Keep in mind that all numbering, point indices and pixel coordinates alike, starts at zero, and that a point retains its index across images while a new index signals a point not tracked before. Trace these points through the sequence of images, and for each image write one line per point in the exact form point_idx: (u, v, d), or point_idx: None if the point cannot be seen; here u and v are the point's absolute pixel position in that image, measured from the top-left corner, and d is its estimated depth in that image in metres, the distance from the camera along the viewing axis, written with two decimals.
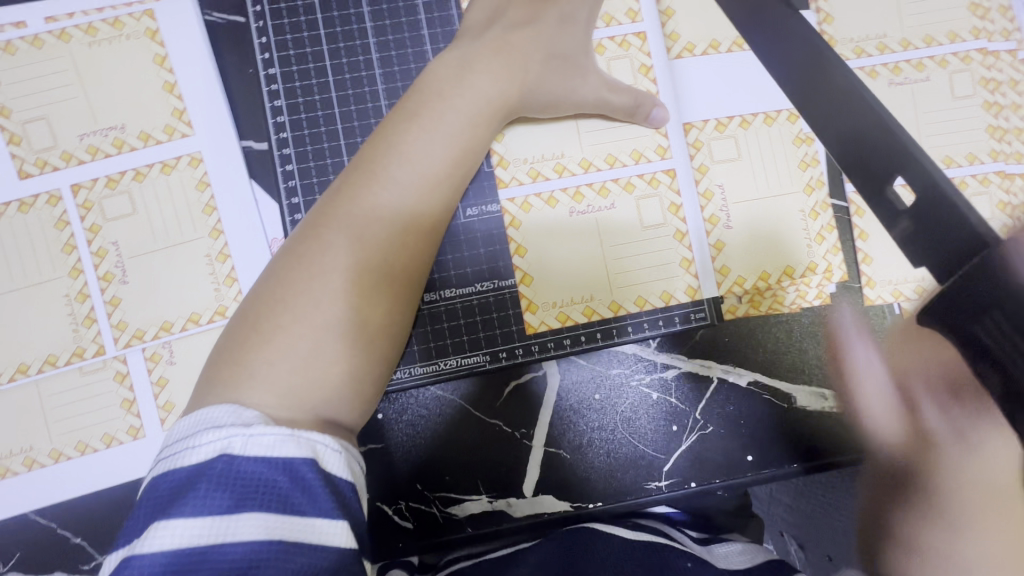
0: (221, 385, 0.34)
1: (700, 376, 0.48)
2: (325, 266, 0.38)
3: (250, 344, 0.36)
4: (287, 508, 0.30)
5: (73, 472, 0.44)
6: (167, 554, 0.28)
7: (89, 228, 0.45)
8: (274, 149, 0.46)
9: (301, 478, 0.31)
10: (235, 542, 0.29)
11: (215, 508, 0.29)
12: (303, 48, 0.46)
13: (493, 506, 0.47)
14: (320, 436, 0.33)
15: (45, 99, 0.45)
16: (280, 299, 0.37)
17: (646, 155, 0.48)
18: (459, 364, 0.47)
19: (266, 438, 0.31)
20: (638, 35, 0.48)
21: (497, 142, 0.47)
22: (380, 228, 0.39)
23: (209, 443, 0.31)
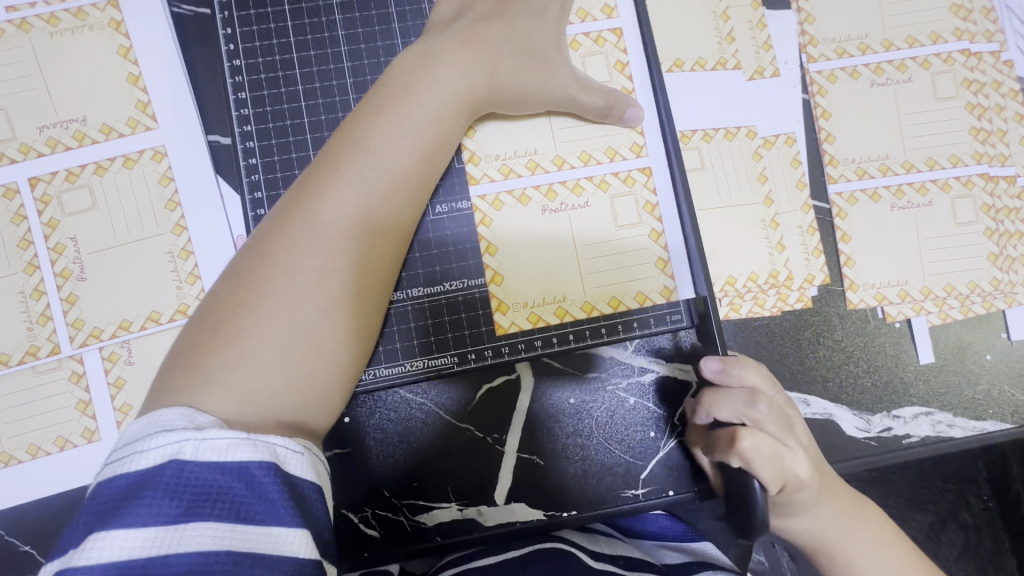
0: (172, 386, 0.33)
1: (677, 381, 0.47)
2: (283, 262, 0.36)
3: (207, 346, 0.34)
4: (241, 515, 0.29)
5: (24, 476, 0.42)
6: (108, 566, 0.26)
7: (46, 223, 0.43)
8: (237, 143, 0.44)
9: (257, 484, 0.30)
10: (181, 554, 0.27)
11: (162, 517, 0.28)
12: (270, 40, 0.45)
13: (462, 515, 0.45)
14: (281, 438, 0.32)
15: (5, 90, 0.43)
16: (240, 299, 0.35)
17: (621, 153, 0.47)
18: (428, 365, 0.45)
19: (220, 441, 0.30)
20: (614, 31, 0.47)
21: (469, 138, 0.46)
22: (341, 224, 0.38)
23: (159, 447, 0.29)
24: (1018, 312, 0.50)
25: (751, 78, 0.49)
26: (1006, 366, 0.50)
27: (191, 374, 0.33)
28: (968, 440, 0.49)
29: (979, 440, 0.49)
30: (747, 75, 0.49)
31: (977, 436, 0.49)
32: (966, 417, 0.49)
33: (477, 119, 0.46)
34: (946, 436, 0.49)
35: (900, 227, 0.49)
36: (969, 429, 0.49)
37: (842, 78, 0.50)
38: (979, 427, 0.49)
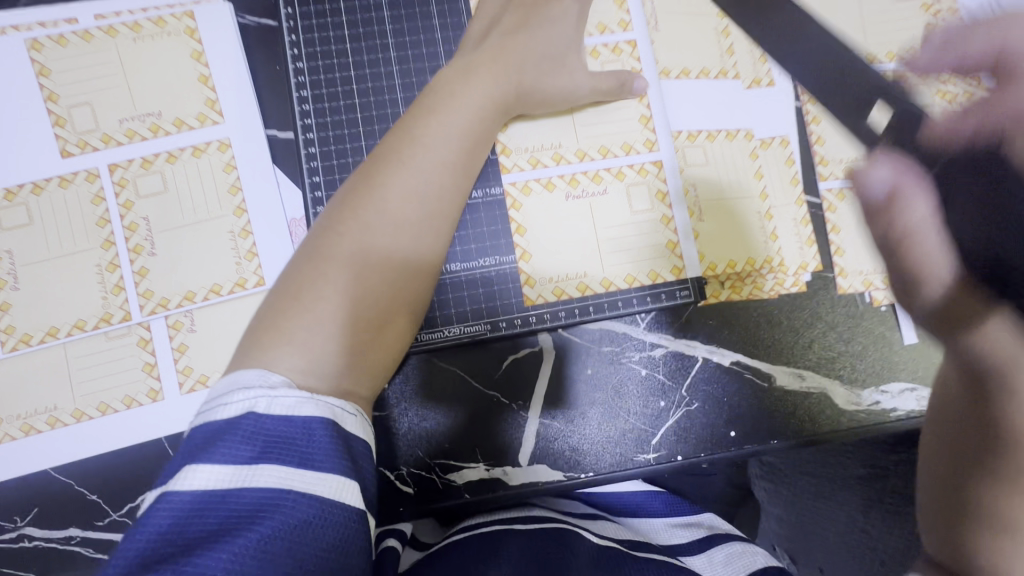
0: (255, 337, 0.38)
1: (685, 355, 0.52)
2: (351, 238, 0.42)
3: (287, 309, 0.39)
4: (303, 462, 0.32)
5: (93, 431, 0.47)
6: (191, 495, 0.30)
7: (123, 204, 0.49)
8: (299, 136, 0.50)
9: (316, 436, 0.34)
10: (251, 489, 0.31)
11: (239, 457, 0.32)
12: (329, 47, 0.51)
13: (490, 474, 0.50)
14: (338, 400, 0.37)
15: (91, 86, 0.49)
16: (314, 268, 0.41)
17: (636, 148, 0.53)
18: (463, 332, 0.51)
19: (289, 399, 0.34)
20: (629, 43, 0.54)
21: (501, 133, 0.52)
22: (400, 205, 0.43)
23: (238, 401, 0.34)
24: None
25: (748, 86, 0.55)
26: None
27: (270, 329, 0.38)
28: None
29: None
30: (745, 85, 0.55)
31: None
32: None
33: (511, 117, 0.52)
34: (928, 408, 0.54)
35: None
36: None
37: None
38: None
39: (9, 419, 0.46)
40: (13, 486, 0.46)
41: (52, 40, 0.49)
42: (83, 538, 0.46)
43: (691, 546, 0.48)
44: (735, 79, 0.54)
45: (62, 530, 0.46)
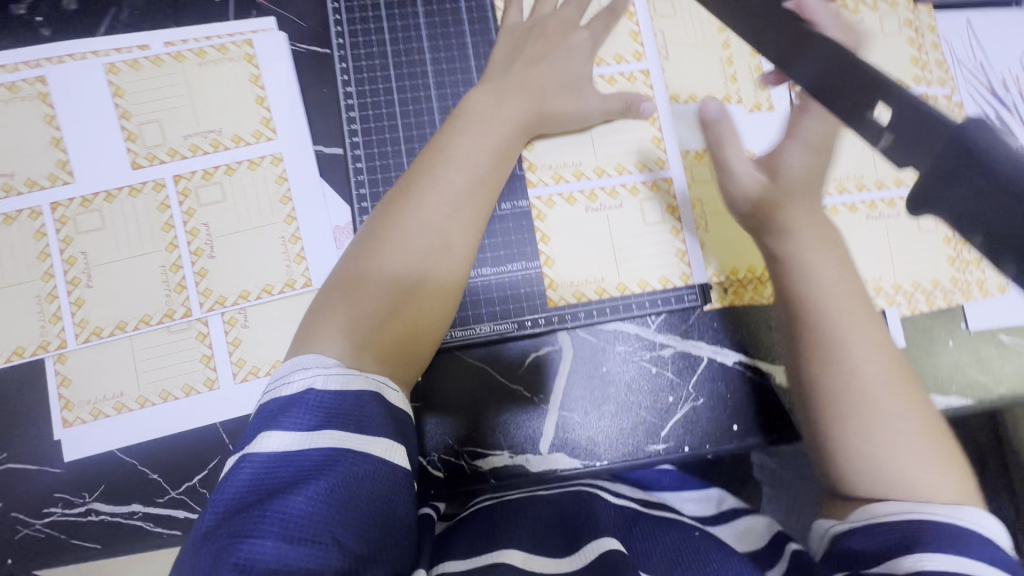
0: (314, 329, 0.44)
1: (692, 354, 0.57)
2: (397, 240, 0.47)
3: (341, 305, 0.44)
4: (357, 427, 0.37)
5: (156, 416, 0.51)
6: (268, 457, 0.35)
7: (186, 211, 0.54)
8: (348, 152, 0.56)
9: (367, 408, 0.39)
10: (317, 450, 0.36)
11: (304, 424, 0.37)
12: (374, 73, 0.56)
13: (513, 461, 0.54)
14: (381, 377, 0.42)
15: (160, 106, 0.55)
16: (362, 268, 0.46)
17: (648, 166, 0.58)
18: (492, 330, 0.56)
19: (342, 376, 0.39)
20: (643, 72, 0.59)
21: (527, 151, 0.57)
22: (440, 214, 0.48)
23: (300, 379, 0.39)
24: (974, 306, 0.60)
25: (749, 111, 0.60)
26: (965, 351, 0.60)
27: (328, 322, 0.44)
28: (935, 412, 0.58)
29: (943, 412, 0.58)
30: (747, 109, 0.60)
31: (942, 409, 0.58)
32: (934, 393, 0.59)
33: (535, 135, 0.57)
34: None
35: (873, 234, 0.60)
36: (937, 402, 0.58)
37: None
38: (945, 401, 0.59)
39: (80, 404, 0.51)
40: (83, 464, 0.50)
41: (126, 64, 0.54)
42: (144, 513, 0.50)
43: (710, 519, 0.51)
44: (738, 104, 0.60)
45: (126, 506, 0.50)
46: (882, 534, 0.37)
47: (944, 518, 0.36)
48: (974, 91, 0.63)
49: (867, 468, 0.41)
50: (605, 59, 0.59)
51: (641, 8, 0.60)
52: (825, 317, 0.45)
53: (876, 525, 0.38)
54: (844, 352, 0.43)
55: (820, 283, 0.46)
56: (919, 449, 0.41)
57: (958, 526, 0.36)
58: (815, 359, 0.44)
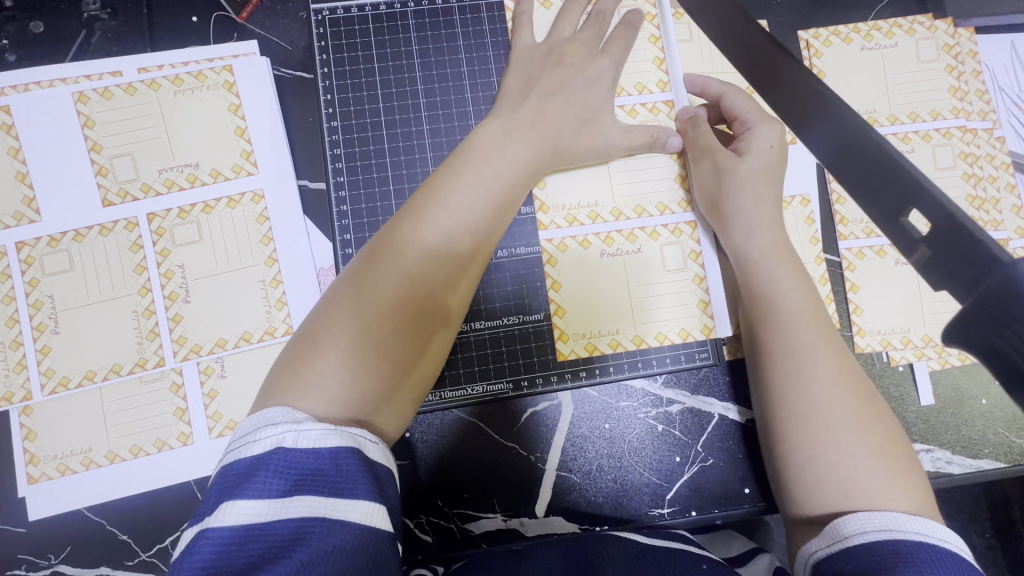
0: (281, 391, 0.38)
1: (701, 412, 0.53)
2: (380, 284, 0.42)
3: (307, 355, 0.39)
4: (334, 492, 0.32)
5: (125, 472, 0.48)
6: (230, 532, 0.30)
7: (159, 252, 0.50)
8: (332, 191, 0.51)
9: (344, 466, 0.33)
10: (287, 521, 0.30)
11: (272, 492, 0.31)
12: (363, 106, 0.52)
13: (506, 524, 0.51)
14: (361, 430, 0.36)
15: (133, 138, 0.51)
16: (334, 312, 0.41)
17: (671, 208, 0.54)
18: (485, 390, 0.52)
19: (315, 431, 0.33)
20: (667, 102, 0.55)
21: (540, 188, 0.53)
22: (420, 261, 0.43)
23: (267, 437, 0.33)
24: None
25: None
26: (1000, 411, 0.55)
27: (296, 382, 0.38)
28: (965, 476, 0.54)
29: (974, 477, 0.54)
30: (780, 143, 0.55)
31: (972, 473, 0.54)
32: (964, 455, 0.54)
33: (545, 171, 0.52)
34: (944, 470, 0.54)
35: (904, 282, 0.55)
36: (965, 465, 0.54)
37: None
38: (974, 465, 0.54)
39: (46, 459, 0.48)
40: (49, 523, 0.48)
41: (97, 93, 0.51)
42: None
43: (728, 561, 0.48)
44: None
45: (94, 568, 0.47)
46: (850, 559, 0.35)
47: (914, 536, 0.34)
48: (1018, 124, 0.58)
49: (849, 500, 0.38)
50: (626, 88, 0.54)
51: (667, 30, 0.55)
52: (787, 337, 0.44)
53: (846, 547, 0.35)
54: (803, 372, 0.42)
55: (787, 304, 0.45)
56: (903, 484, 0.38)
57: (930, 543, 0.34)
58: (775, 377, 0.43)
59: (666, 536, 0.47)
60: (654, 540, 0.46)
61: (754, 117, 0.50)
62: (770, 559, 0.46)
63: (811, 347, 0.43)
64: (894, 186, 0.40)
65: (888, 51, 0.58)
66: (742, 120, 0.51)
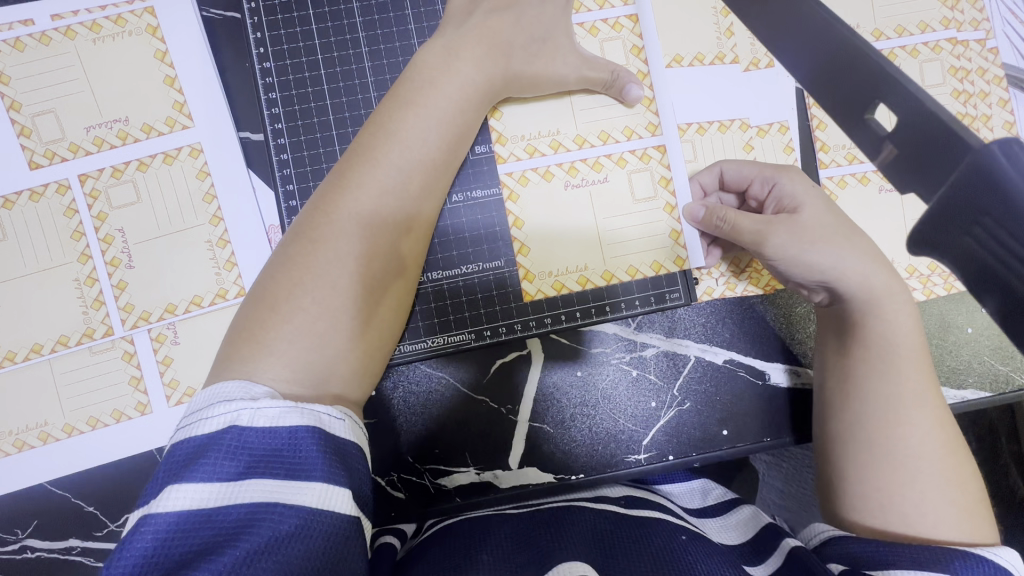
0: (229, 355, 0.36)
1: (676, 354, 0.51)
2: (321, 239, 0.39)
3: (264, 320, 0.37)
4: (291, 475, 0.30)
5: (84, 445, 0.47)
6: (174, 517, 0.28)
7: (96, 216, 0.47)
8: (270, 140, 0.48)
9: (305, 447, 0.31)
10: (240, 505, 0.29)
11: (222, 474, 0.29)
12: (297, 43, 0.48)
13: (480, 477, 0.50)
14: (324, 406, 0.33)
15: (55, 93, 0.47)
16: (288, 267, 0.39)
17: (637, 132, 0.50)
18: (447, 342, 0.49)
19: (273, 409, 0.31)
20: (630, 17, 0.50)
21: (495, 119, 0.49)
22: (376, 209, 0.41)
23: (220, 414, 0.31)
24: None
25: (745, 70, 0.52)
26: (987, 339, 0.53)
27: (244, 341, 0.36)
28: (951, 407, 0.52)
29: (957, 408, 0.52)
30: (743, 67, 0.52)
31: (954, 404, 0.52)
32: (946, 387, 0.52)
33: (501, 99, 0.49)
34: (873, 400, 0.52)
35: (887, 209, 0.52)
36: (949, 396, 0.52)
37: None
38: (959, 395, 0.53)
39: (1, 435, 0.47)
40: (13, 499, 0.47)
41: (8, 44, 0.47)
42: (83, 548, 0.47)
43: (702, 514, 0.48)
44: (733, 63, 0.52)
45: (63, 540, 0.47)
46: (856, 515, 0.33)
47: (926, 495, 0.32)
48: (1013, 33, 0.53)
49: None
50: (585, 3, 0.50)
51: None
52: (891, 385, 0.42)
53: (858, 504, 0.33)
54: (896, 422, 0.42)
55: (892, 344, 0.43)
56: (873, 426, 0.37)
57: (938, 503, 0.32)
58: (870, 426, 0.42)
59: (643, 505, 0.46)
60: (632, 510, 0.45)
61: (770, 171, 0.47)
62: (745, 514, 0.46)
63: (909, 391, 0.42)
64: (865, 85, 0.49)
65: None
66: (764, 176, 0.47)
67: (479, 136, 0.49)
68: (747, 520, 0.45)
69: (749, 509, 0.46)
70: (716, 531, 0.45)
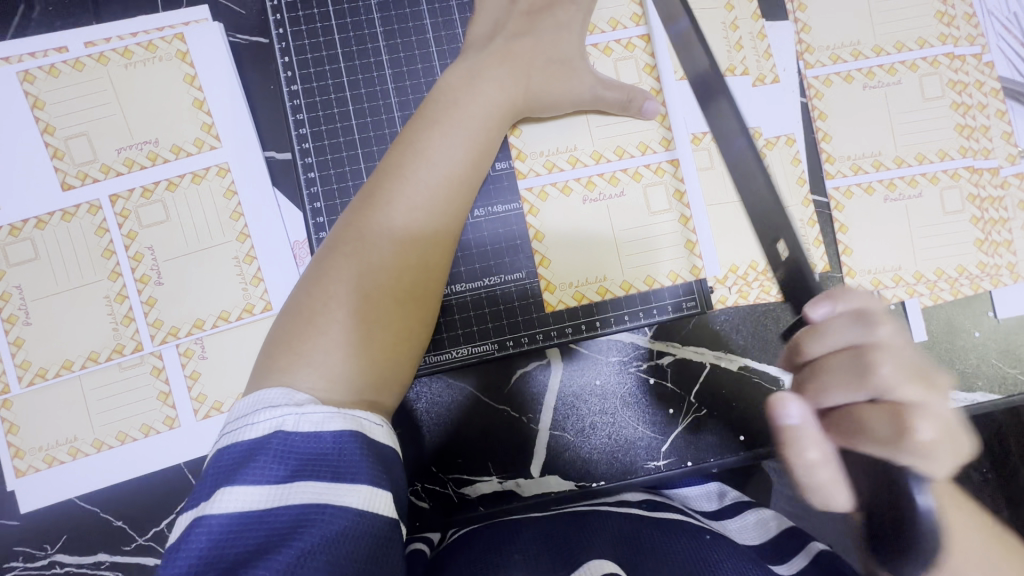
0: (267, 368, 0.37)
1: (693, 362, 0.52)
2: (356, 256, 0.41)
3: (303, 333, 0.38)
4: (337, 477, 0.31)
5: (113, 460, 0.48)
6: (227, 518, 0.29)
7: (126, 234, 0.49)
8: (298, 159, 0.49)
9: (348, 451, 0.32)
10: (290, 507, 0.30)
11: (272, 477, 0.31)
12: (323, 66, 0.50)
13: (503, 486, 0.51)
14: (363, 411, 0.35)
15: (87, 117, 0.49)
16: (322, 281, 0.40)
17: (652, 147, 0.52)
18: (470, 352, 0.50)
19: (316, 414, 0.33)
20: (642, 37, 0.52)
21: (515, 137, 0.51)
22: (409, 224, 0.42)
23: (265, 420, 0.32)
24: (1004, 293, 0.54)
25: (753, 84, 0.54)
26: (994, 342, 0.54)
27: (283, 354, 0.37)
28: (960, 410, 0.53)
29: (968, 411, 0.53)
30: (750, 82, 0.54)
31: (966, 407, 0.53)
32: (957, 390, 0.54)
33: (521, 118, 0.51)
34: None
35: (893, 217, 0.54)
36: (960, 399, 0.54)
37: (838, 82, 0.54)
38: (969, 398, 0.54)
39: (32, 451, 0.47)
40: (42, 514, 0.47)
41: (43, 70, 0.48)
42: (111, 563, 0.47)
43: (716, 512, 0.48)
44: (742, 76, 0.54)
45: (91, 555, 0.47)
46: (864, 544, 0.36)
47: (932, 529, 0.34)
48: (1008, 47, 0.56)
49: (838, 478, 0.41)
50: (599, 24, 0.52)
51: None
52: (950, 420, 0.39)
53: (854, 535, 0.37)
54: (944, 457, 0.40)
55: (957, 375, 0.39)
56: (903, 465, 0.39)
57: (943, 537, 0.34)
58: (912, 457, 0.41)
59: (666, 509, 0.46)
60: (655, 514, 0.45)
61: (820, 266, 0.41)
62: (761, 515, 0.46)
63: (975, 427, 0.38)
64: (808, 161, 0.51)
65: None
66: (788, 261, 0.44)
67: (499, 153, 0.51)
68: (759, 521, 0.46)
69: (768, 512, 0.47)
70: (736, 531, 0.45)
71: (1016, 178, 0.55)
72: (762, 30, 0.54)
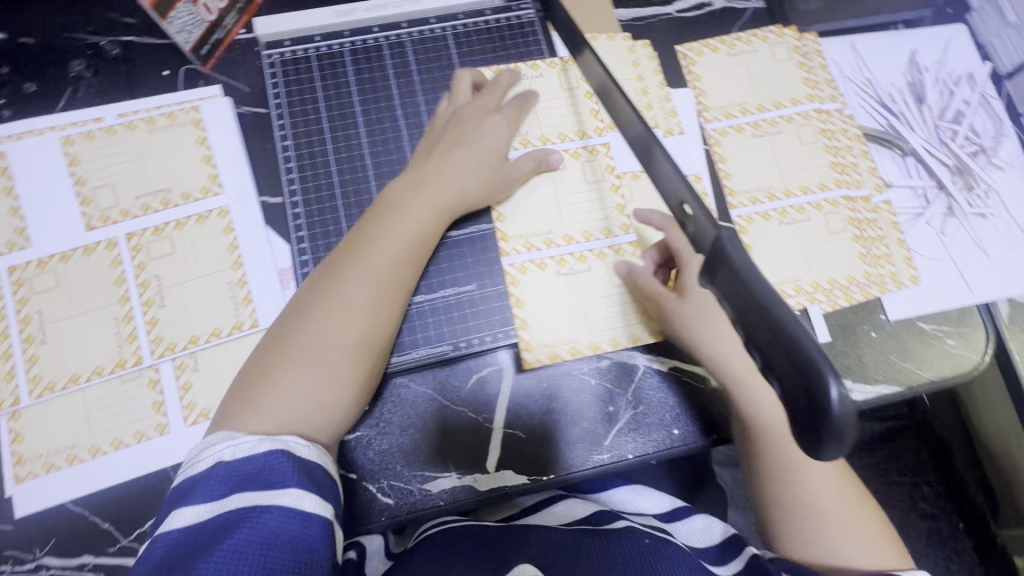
0: (246, 392, 0.46)
1: (626, 363, 0.60)
2: (327, 303, 0.50)
3: (281, 357, 0.47)
4: (268, 487, 0.39)
5: (106, 465, 0.53)
6: (179, 533, 0.36)
7: (137, 265, 0.57)
8: (287, 199, 0.60)
9: (278, 466, 0.40)
10: (229, 516, 0.37)
11: (214, 495, 0.38)
12: (310, 126, 0.62)
13: (462, 482, 0.56)
14: (290, 436, 0.43)
15: (113, 171, 0.59)
16: (304, 317, 0.49)
17: (613, 232, 0.62)
18: (429, 354, 0.58)
19: (248, 442, 0.41)
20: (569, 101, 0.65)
21: (501, 220, 0.62)
22: (379, 270, 0.52)
23: (209, 454, 0.40)
24: (892, 298, 0.64)
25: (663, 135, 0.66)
26: (891, 340, 0.63)
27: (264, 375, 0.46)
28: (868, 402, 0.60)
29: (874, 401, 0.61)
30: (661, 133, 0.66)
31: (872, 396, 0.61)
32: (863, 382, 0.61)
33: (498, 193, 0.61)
34: None
35: (789, 238, 0.64)
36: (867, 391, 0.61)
37: (732, 133, 0.67)
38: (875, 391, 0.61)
39: (33, 458, 0.52)
40: (36, 517, 0.52)
41: (81, 136, 0.59)
42: (94, 564, 0.51)
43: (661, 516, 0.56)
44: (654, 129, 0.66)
45: (78, 556, 0.51)
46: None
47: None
48: (866, 105, 0.70)
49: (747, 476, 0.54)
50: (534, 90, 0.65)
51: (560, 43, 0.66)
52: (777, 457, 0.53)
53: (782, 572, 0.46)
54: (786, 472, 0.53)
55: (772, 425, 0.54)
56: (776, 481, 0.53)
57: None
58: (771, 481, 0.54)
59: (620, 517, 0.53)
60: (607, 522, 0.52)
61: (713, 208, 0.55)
62: (703, 522, 0.55)
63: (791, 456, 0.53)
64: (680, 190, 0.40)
65: (749, 55, 0.69)
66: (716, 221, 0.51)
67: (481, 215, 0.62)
68: (705, 525, 0.55)
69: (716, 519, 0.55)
70: (683, 534, 0.54)
71: (886, 204, 0.66)
72: (667, 94, 0.68)
